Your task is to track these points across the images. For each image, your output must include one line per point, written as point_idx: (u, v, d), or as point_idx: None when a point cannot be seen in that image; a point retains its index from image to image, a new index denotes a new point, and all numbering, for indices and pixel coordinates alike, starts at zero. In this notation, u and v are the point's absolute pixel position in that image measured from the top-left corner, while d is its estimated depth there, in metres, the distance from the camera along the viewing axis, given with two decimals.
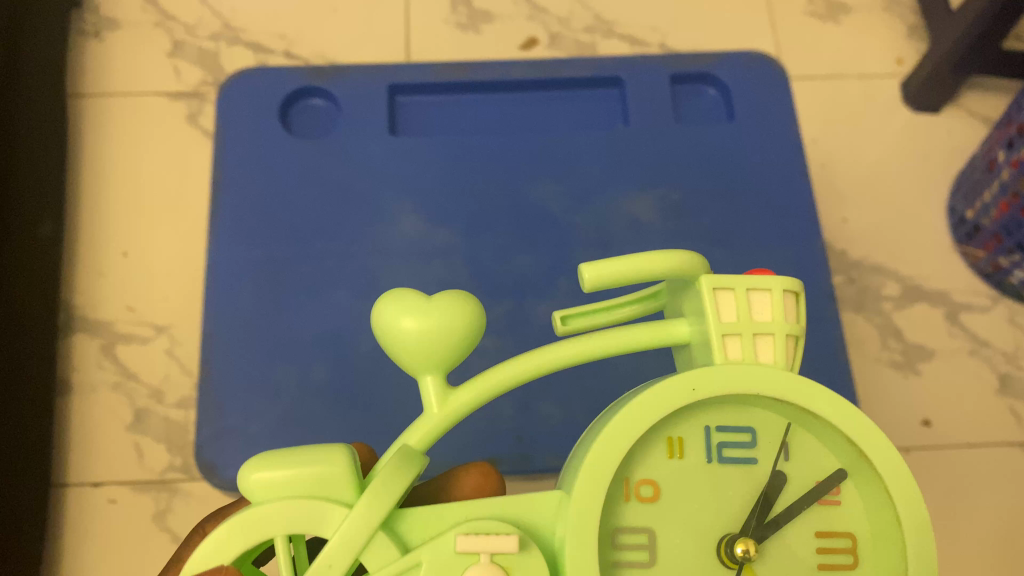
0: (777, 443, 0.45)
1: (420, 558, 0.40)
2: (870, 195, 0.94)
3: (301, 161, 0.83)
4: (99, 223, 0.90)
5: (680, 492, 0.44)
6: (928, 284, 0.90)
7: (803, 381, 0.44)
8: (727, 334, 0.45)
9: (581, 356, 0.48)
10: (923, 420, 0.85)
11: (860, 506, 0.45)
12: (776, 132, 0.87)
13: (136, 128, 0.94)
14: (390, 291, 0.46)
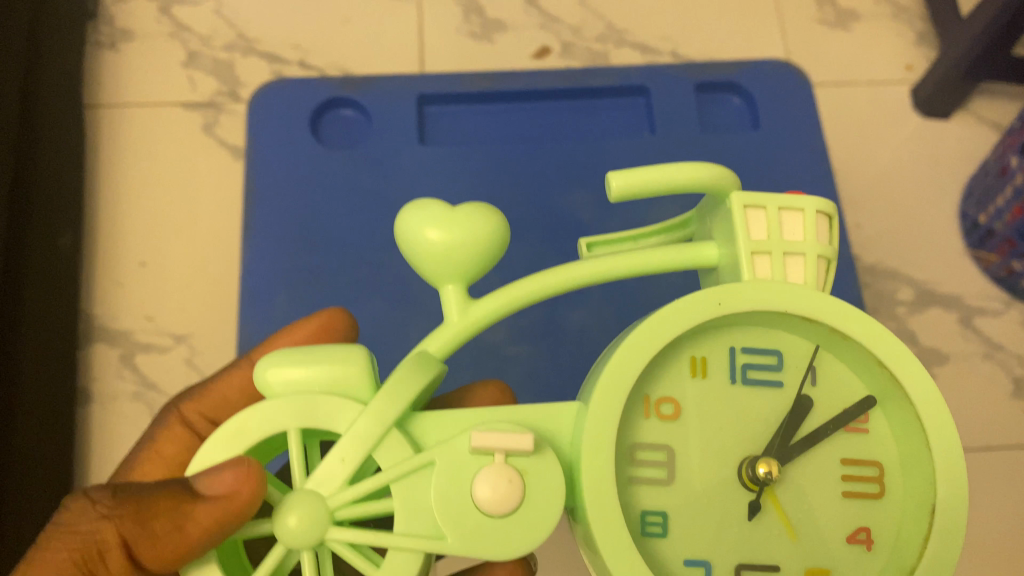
0: (802, 367, 0.49)
1: (433, 457, 0.43)
2: (883, 199, 0.94)
3: (333, 171, 0.84)
4: (118, 234, 0.90)
5: (704, 411, 0.47)
6: (941, 289, 0.91)
7: (833, 301, 0.47)
8: (756, 251, 0.48)
9: (607, 274, 0.52)
10: None
11: (888, 436, 0.48)
12: (799, 139, 0.88)
13: (154, 138, 0.95)
14: (419, 201, 0.50)
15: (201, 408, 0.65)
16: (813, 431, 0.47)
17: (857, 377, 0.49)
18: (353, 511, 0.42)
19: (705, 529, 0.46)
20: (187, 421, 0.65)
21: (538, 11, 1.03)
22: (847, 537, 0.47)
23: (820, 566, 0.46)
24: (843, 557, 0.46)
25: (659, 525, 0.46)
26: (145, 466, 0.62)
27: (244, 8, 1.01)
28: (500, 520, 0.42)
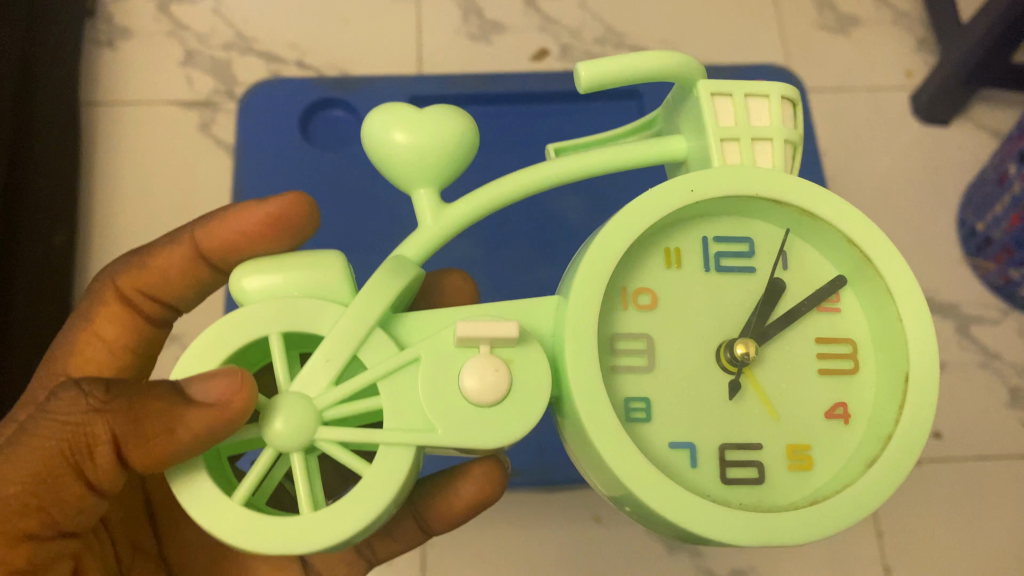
0: (773, 253, 0.52)
1: (419, 352, 0.45)
2: (881, 206, 0.94)
3: (322, 173, 0.84)
4: (112, 232, 0.90)
5: (680, 298, 0.51)
6: (938, 297, 0.90)
7: (794, 180, 0.49)
8: (724, 138, 0.51)
9: (586, 169, 0.54)
10: (934, 433, 0.85)
11: (858, 312, 0.51)
12: None
13: (151, 138, 0.94)
14: (382, 106, 0.51)
15: (138, 285, 0.64)
16: (787, 313, 0.50)
17: (826, 261, 0.52)
18: (343, 411, 0.43)
19: (689, 410, 0.49)
20: (122, 295, 0.64)
21: (537, 13, 1.02)
22: (824, 414, 0.50)
23: (800, 441, 0.49)
24: (823, 433, 0.49)
25: (643, 411, 0.48)
26: (85, 348, 0.63)
27: (242, 7, 1.01)
28: (484, 408, 0.44)
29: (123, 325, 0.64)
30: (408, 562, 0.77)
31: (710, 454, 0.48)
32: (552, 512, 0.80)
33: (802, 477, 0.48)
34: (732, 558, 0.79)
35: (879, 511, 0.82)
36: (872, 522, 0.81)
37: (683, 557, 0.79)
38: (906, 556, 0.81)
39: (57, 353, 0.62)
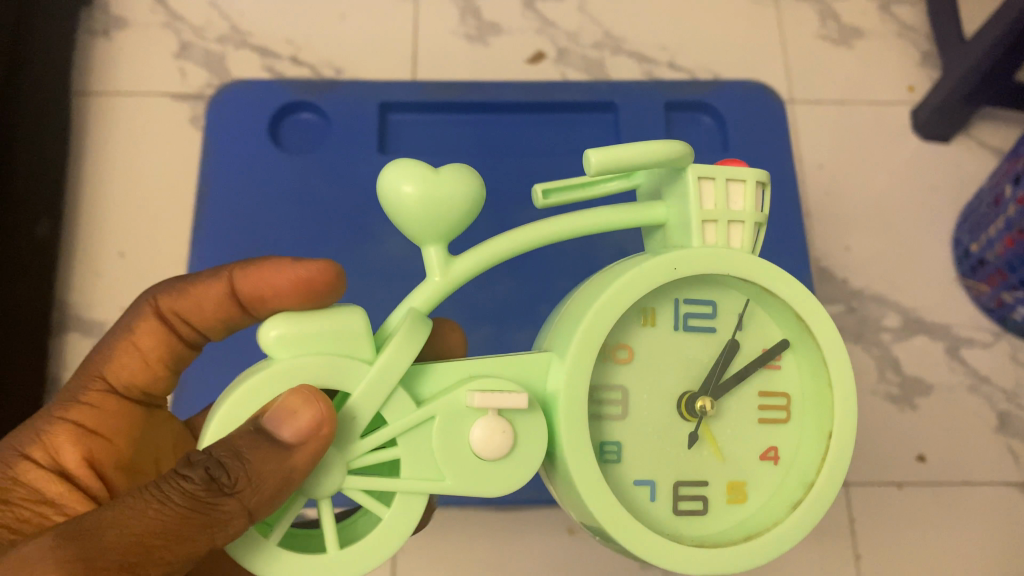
0: (735, 314, 0.52)
1: (435, 412, 0.46)
2: (875, 222, 0.92)
3: (290, 176, 0.83)
4: (98, 224, 0.90)
5: (652, 355, 0.51)
6: (929, 317, 0.89)
7: (763, 263, 0.49)
8: (709, 221, 0.50)
9: (574, 231, 0.53)
10: (917, 455, 0.83)
11: (797, 371, 0.52)
12: (774, 160, 0.88)
13: (141, 129, 0.94)
14: (397, 159, 0.49)
15: (180, 310, 0.61)
16: (740, 373, 0.51)
17: (775, 324, 0.52)
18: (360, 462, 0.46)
19: (650, 451, 0.50)
20: (161, 316, 0.61)
21: (536, 15, 1.01)
22: (759, 456, 0.52)
23: (739, 479, 0.51)
24: (756, 475, 0.51)
25: (614, 453, 0.50)
26: (122, 356, 0.61)
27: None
28: (485, 462, 0.46)
29: (161, 344, 0.62)
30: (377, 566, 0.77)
31: (664, 491, 0.50)
32: (524, 520, 0.79)
33: (736, 512, 0.51)
34: None
35: (857, 532, 0.80)
36: (850, 544, 0.80)
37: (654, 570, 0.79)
38: None
39: (94, 357, 0.61)
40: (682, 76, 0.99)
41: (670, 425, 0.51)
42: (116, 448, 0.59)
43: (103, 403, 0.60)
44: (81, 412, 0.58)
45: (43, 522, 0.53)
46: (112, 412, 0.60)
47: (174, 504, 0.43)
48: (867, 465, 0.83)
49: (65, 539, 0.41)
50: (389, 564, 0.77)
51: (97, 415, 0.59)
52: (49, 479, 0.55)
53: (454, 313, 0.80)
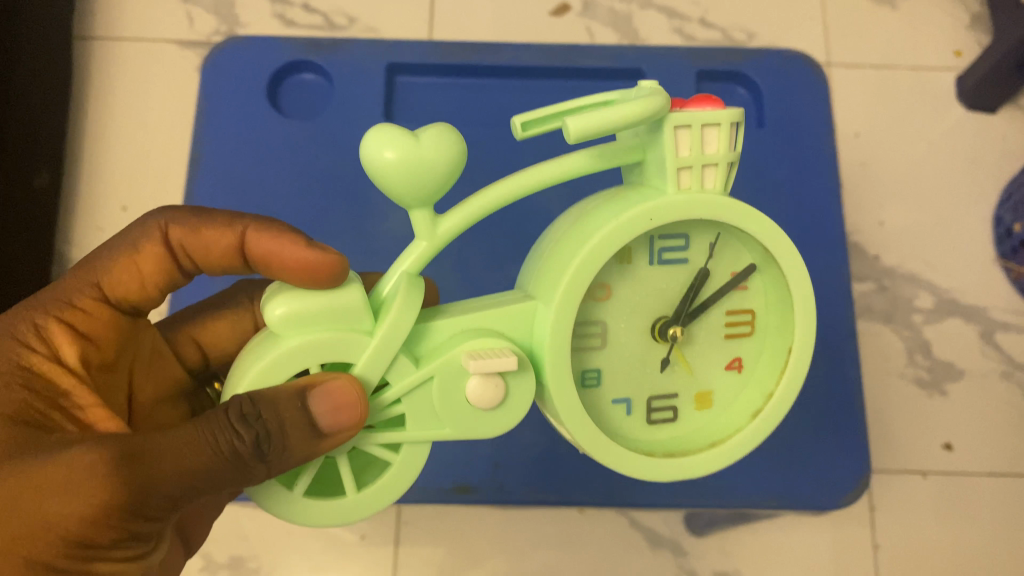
0: (707, 246, 0.50)
1: (434, 372, 0.46)
2: (911, 197, 0.88)
3: (289, 142, 0.79)
4: (99, 174, 0.86)
5: (630, 288, 0.50)
6: (963, 299, 0.84)
7: (735, 204, 0.47)
8: (684, 168, 0.47)
9: (554, 179, 0.49)
10: (944, 444, 0.80)
11: (762, 288, 0.52)
12: (811, 134, 0.83)
13: (146, 76, 0.90)
14: (381, 127, 0.44)
15: (190, 249, 0.55)
16: (710, 298, 0.51)
17: (746, 250, 0.51)
18: (376, 417, 0.48)
19: (625, 371, 0.51)
20: (167, 245, 0.55)
21: None
22: (723, 367, 0.53)
23: (706, 389, 0.53)
24: (722, 385, 0.53)
25: (594, 378, 0.51)
26: (117, 272, 0.54)
27: None
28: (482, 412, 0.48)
29: (160, 276, 0.55)
30: (381, 538, 0.75)
31: (636, 406, 0.52)
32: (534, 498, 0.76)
33: (704, 418, 0.53)
34: (717, 560, 0.76)
35: (877, 522, 0.77)
36: (869, 533, 0.77)
37: (665, 554, 0.76)
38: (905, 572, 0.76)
39: (91, 267, 0.53)
40: (714, 35, 0.93)
41: (646, 348, 0.51)
42: (103, 347, 0.53)
43: (98, 312, 0.53)
44: (76, 312, 0.52)
45: (56, 417, 0.47)
46: (108, 322, 0.54)
47: (215, 454, 0.42)
48: (889, 454, 0.80)
49: (118, 462, 0.41)
50: (393, 538, 0.75)
51: (96, 325, 0.53)
52: (55, 372, 0.49)
53: (464, 284, 0.77)
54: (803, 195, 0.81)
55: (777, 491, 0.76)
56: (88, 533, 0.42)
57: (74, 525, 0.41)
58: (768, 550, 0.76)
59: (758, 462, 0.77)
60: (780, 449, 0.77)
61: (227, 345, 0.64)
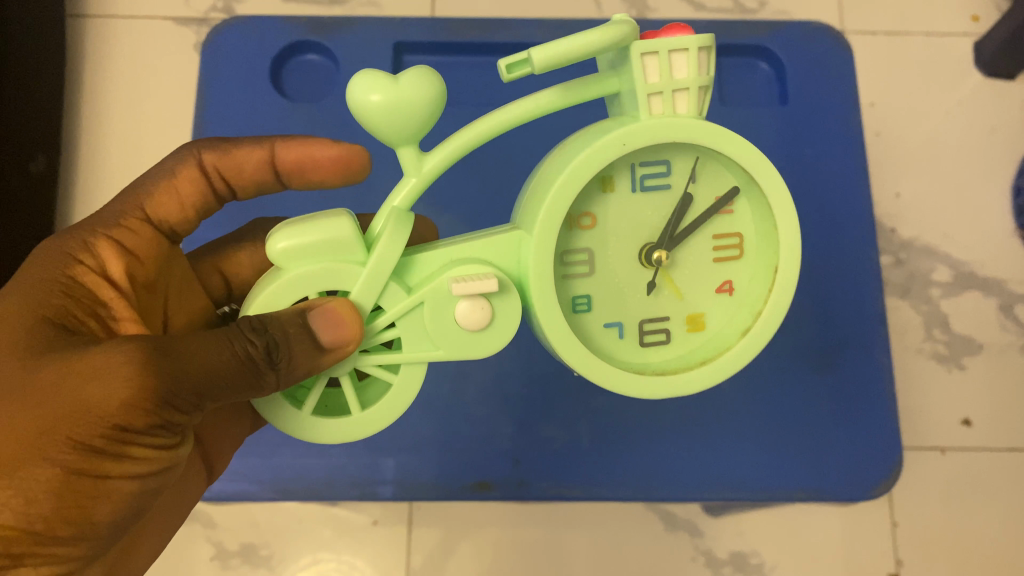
0: (688, 170, 0.50)
1: (422, 299, 0.48)
2: (928, 167, 0.86)
3: (293, 125, 0.77)
4: (98, 158, 0.84)
5: (615, 217, 0.50)
6: (982, 272, 0.83)
7: (707, 126, 0.47)
8: (654, 93, 0.46)
9: (526, 117, 0.48)
10: (963, 419, 0.79)
11: (748, 211, 0.51)
12: (834, 112, 0.81)
13: (143, 55, 0.87)
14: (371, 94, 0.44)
15: (224, 171, 0.59)
16: (695, 222, 0.51)
17: (728, 172, 0.50)
18: (368, 342, 0.49)
19: (615, 297, 0.51)
20: (202, 169, 0.58)
21: None
22: (714, 290, 0.52)
23: (698, 311, 0.52)
24: (715, 308, 0.52)
25: (584, 304, 0.51)
26: (160, 196, 0.57)
27: None
28: (472, 335, 0.49)
29: (199, 199, 0.58)
30: (394, 522, 0.74)
31: (629, 328, 0.51)
32: None
33: (700, 343, 0.52)
34: (733, 541, 0.75)
35: (896, 500, 0.76)
36: (887, 511, 0.76)
37: (681, 535, 0.75)
38: (923, 549, 0.75)
39: (133, 189, 0.57)
40: (727, 4, 0.91)
41: (635, 276, 0.51)
42: (145, 265, 0.55)
43: (142, 231, 0.55)
44: (122, 231, 0.54)
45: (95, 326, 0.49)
46: (151, 242, 0.56)
47: (235, 360, 0.44)
48: (907, 429, 0.78)
49: (150, 354, 0.43)
50: (405, 520, 0.74)
51: (142, 244, 0.55)
52: (96, 283, 0.51)
53: None
54: (819, 173, 0.79)
55: (805, 479, 0.73)
56: (121, 420, 0.42)
57: (107, 413, 0.42)
58: (786, 530, 0.75)
59: (784, 448, 0.74)
60: (810, 433, 0.74)
61: (246, 272, 0.66)
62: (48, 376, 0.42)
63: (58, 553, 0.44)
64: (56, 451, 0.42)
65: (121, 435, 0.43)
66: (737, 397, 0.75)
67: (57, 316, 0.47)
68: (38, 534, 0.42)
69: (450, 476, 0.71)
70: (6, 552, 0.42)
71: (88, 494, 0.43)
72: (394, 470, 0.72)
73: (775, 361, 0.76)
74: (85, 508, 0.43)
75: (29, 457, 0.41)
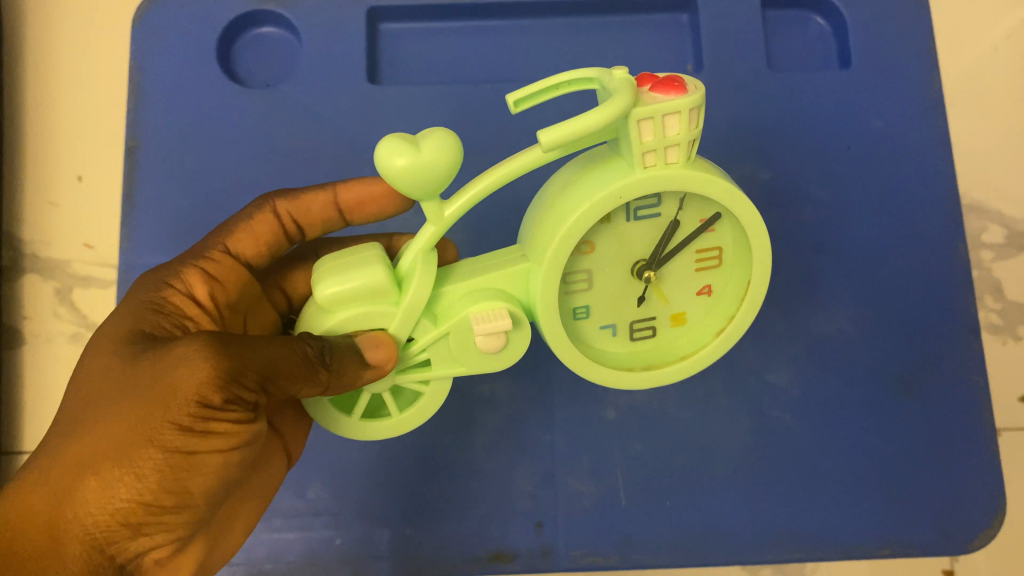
0: (677, 198, 0.41)
1: (447, 329, 0.42)
2: (994, 115, 0.73)
3: (254, 115, 0.65)
4: (40, 145, 0.73)
5: (608, 241, 0.42)
6: None
7: (705, 173, 0.39)
8: (648, 153, 0.38)
9: (532, 166, 0.39)
10: (1018, 398, 0.66)
11: (731, 227, 0.42)
12: (902, 74, 0.66)
13: (90, 22, 0.75)
14: (388, 162, 0.36)
15: (297, 215, 0.53)
16: (680, 240, 0.42)
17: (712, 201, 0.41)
18: (399, 364, 0.44)
19: (601, 310, 0.44)
20: (280, 218, 0.53)
21: None
22: (694, 291, 0.45)
23: (681, 309, 0.45)
24: (694, 309, 0.45)
25: (581, 312, 0.44)
26: (238, 234, 0.52)
27: None
28: (497, 355, 0.44)
29: (278, 240, 0.53)
30: None
31: (621, 328, 0.45)
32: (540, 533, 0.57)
33: (680, 336, 0.46)
34: None
35: None
36: None
37: None
38: None
39: (214, 230, 0.52)
40: None
41: (624, 290, 0.44)
42: (228, 296, 0.49)
43: (224, 264, 0.50)
44: (207, 261, 0.49)
45: None
46: (236, 278, 0.50)
47: (295, 352, 0.40)
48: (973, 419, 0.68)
49: (227, 339, 0.39)
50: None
51: (226, 280, 0.50)
52: (183, 303, 0.47)
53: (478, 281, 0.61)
54: (889, 149, 0.64)
55: (904, 533, 0.57)
56: (203, 394, 0.36)
57: (193, 388, 0.36)
58: None
59: (880, 497, 0.57)
60: (912, 471, 0.58)
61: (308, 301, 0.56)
62: (142, 368, 0.38)
63: (169, 524, 0.37)
64: (150, 429, 0.36)
65: (215, 414, 0.37)
66: (815, 435, 0.59)
67: (155, 331, 0.43)
68: (149, 507, 0.36)
69: (451, 547, 0.56)
70: (124, 525, 0.36)
71: (179, 467, 0.36)
72: (394, 542, 0.56)
73: (863, 389, 0.59)
74: (184, 481, 0.37)
75: (127, 441, 0.36)
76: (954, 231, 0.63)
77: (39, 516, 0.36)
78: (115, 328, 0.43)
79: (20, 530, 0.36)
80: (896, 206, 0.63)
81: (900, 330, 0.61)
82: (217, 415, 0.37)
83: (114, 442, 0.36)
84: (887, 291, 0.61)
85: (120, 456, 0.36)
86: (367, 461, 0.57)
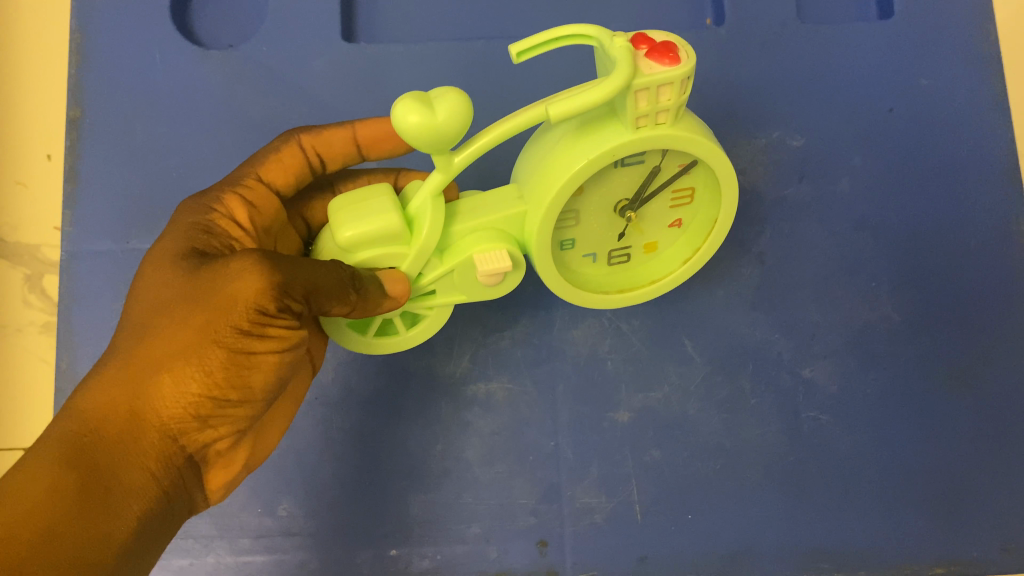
0: (659, 152, 0.38)
1: (451, 268, 0.40)
2: None
3: (240, 87, 0.60)
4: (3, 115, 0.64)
5: (592, 189, 0.39)
6: None
7: (694, 134, 0.37)
8: (640, 118, 0.35)
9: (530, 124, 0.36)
10: None
11: (704, 174, 0.40)
12: (948, 33, 0.60)
13: None
14: (404, 120, 0.33)
15: (324, 150, 0.48)
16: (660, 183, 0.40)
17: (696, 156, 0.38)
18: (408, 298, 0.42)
19: (585, 243, 0.43)
20: (306, 152, 0.48)
21: None
22: (666, 223, 0.43)
23: (653, 239, 0.44)
24: (665, 239, 0.44)
25: (566, 245, 0.43)
26: (267, 164, 0.47)
27: None
28: (499, 285, 0.42)
29: (308, 173, 0.48)
30: None
31: (600, 255, 0.44)
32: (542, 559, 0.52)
33: (650, 262, 0.45)
34: None
35: None
36: None
37: None
38: None
39: (242, 162, 0.48)
40: None
41: (604, 227, 0.42)
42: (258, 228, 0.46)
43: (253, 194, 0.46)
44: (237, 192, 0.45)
45: None
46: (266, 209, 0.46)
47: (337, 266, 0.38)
48: None
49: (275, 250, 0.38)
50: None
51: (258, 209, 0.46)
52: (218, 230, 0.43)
53: None
54: (932, 115, 0.59)
55: (953, 549, 0.52)
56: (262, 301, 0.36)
57: (252, 295, 0.36)
58: None
59: (922, 509, 0.53)
60: (955, 480, 0.53)
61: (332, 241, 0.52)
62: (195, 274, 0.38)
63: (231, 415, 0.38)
64: (211, 329, 0.36)
65: (271, 320, 0.37)
66: (849, 435, 0.54)
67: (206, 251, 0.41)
68: (215, 401, 0.36)
69: (451, 564, 0.52)
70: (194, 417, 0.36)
71: (241, 365, 0.37)
72: (387, 564, 0.52)
73: (899, 390, 0.55)
74: (244, 378, 0.37)
75: (190, 342, 0.36)
76: (1007, 209, 0.57)
77: (115, 406, 0.36)
78: (165, 246, 0.41)
79: (96, 420, 0.35)
80: (939, 178, 0.58)
81: (941, 320, 0.56)
82: (273, 321, 0.37)
83: (177, 341, 0.36)
84: (927, 276, 0.56)
85: (189, 353, 0.36)
86: (352, 472, 0.53)
